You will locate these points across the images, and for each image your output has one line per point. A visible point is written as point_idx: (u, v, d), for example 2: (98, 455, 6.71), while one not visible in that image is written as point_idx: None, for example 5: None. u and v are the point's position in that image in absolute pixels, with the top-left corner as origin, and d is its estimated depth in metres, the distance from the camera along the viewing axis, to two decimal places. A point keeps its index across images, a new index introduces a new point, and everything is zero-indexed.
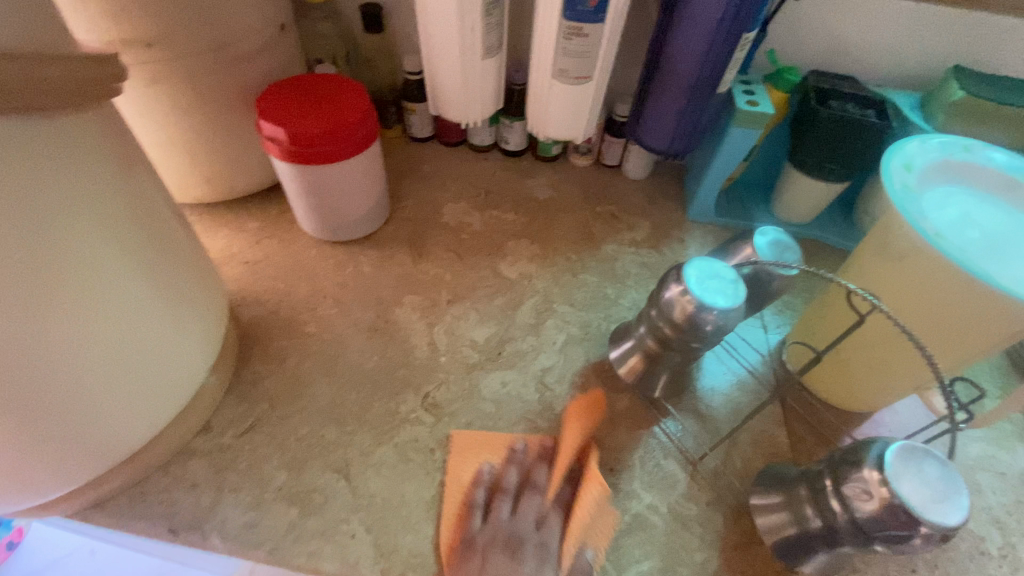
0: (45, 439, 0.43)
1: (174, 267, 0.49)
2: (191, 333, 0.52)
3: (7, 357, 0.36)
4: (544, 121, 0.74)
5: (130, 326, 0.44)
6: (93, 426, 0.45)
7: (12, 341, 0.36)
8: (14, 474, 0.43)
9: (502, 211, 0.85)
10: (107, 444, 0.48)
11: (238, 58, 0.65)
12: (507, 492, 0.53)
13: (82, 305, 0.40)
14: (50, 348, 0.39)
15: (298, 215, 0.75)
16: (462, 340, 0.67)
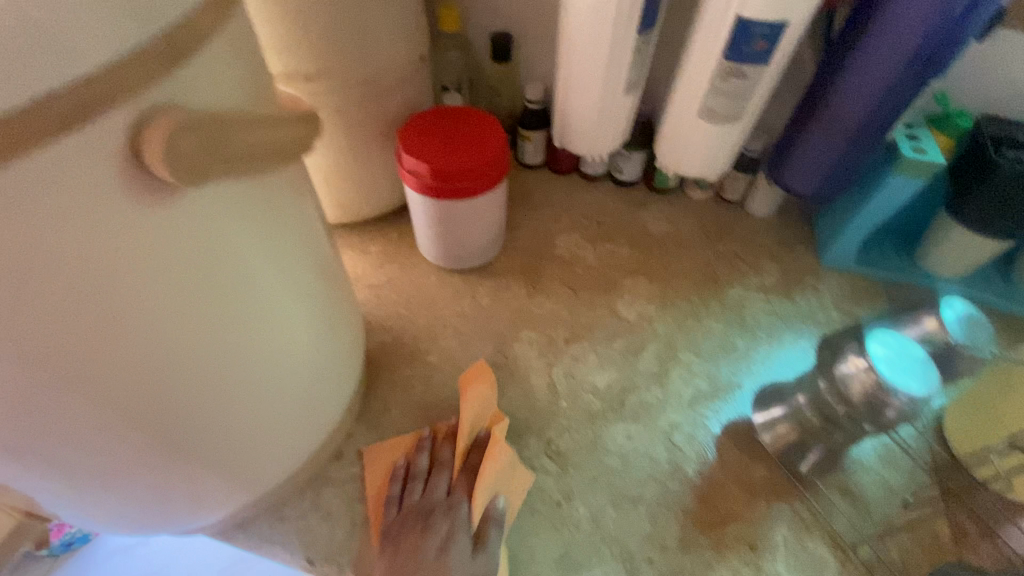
0: (216, 475, 0.44)
1: (336, 308, 0.50)
2: (339, 369, 0.53)
3: (203, 413, 0.38)
4: (678, 160, 0.71)
5: (300, 366, 0.45)
6: (258, 459, 0.47)
7: (205, 404, 0.37)
8: (192, 499, 0.46)
9: (618, 245, 0.82)
10: (262, 475, 0.49)
11: (383, 91, 0.66)
12: (418, 475, 0.55)
13: (268, 351, 0.40)
14: (235, 404, 0.40)
15: (423, 244, 0.76)
16: (583, 384, 0.65)
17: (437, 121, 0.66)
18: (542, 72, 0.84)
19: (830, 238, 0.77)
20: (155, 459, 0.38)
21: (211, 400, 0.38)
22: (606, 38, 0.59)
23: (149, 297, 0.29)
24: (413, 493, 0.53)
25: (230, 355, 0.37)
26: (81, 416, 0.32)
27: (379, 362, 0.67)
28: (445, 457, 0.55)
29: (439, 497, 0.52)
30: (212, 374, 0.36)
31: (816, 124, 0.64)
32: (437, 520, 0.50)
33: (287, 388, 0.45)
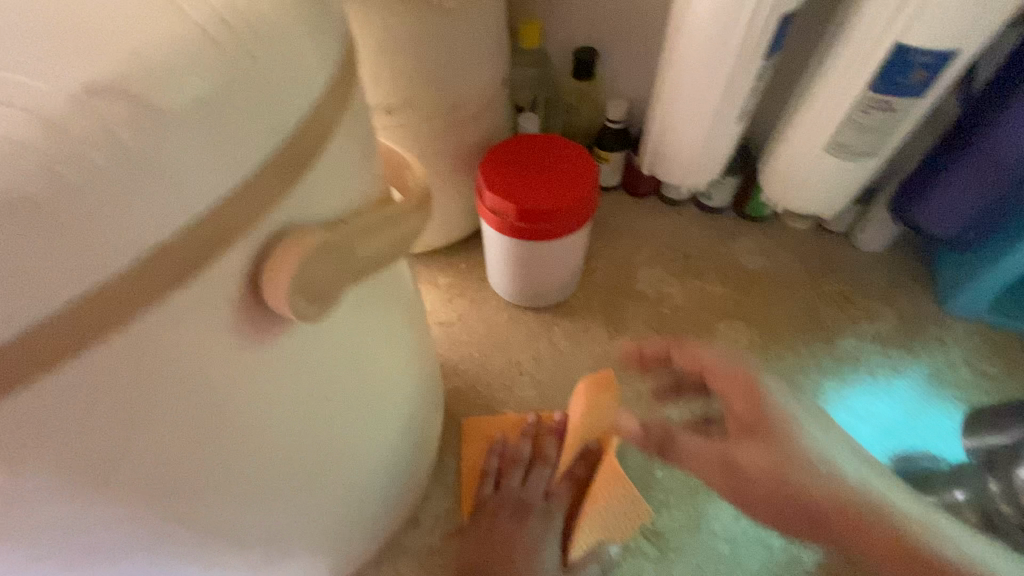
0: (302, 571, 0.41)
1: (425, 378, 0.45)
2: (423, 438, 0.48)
3: (303, 519, 0.35)
4: (788, 196, 0.63)
5: (383, 454, 0.40)
6: (343, 546, 0.43)
7: (306, 511, 0.35)
8: None
9: (708, 281, 0.74)
10: (344, 559, 0.46)
11: (463, 119, 0.60)
12: (519, 463, 0.56)
13: (348, 451, 0.35)
14: (331, 503, 0.37)
15: (496, 282, 0.70)
16: (680, 451, 0.58)
17: (521, 153, 0.60)
18: (626, 87, 0.77)
19: (956, 284, 0.68)
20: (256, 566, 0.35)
21: (314, 503, 0.35)
22: (723, 66, 0.52)
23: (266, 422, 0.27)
24: (512, 482, 0.55)
25: (313, 463, 0.32)
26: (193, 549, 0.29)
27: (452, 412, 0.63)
28: (550, 453, 0.56)
29: (540, 495, 0.55)
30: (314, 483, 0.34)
31: (960, 164, 0.55)
32: (537, 514, 0.54)
33: (369, 477, 0.41)
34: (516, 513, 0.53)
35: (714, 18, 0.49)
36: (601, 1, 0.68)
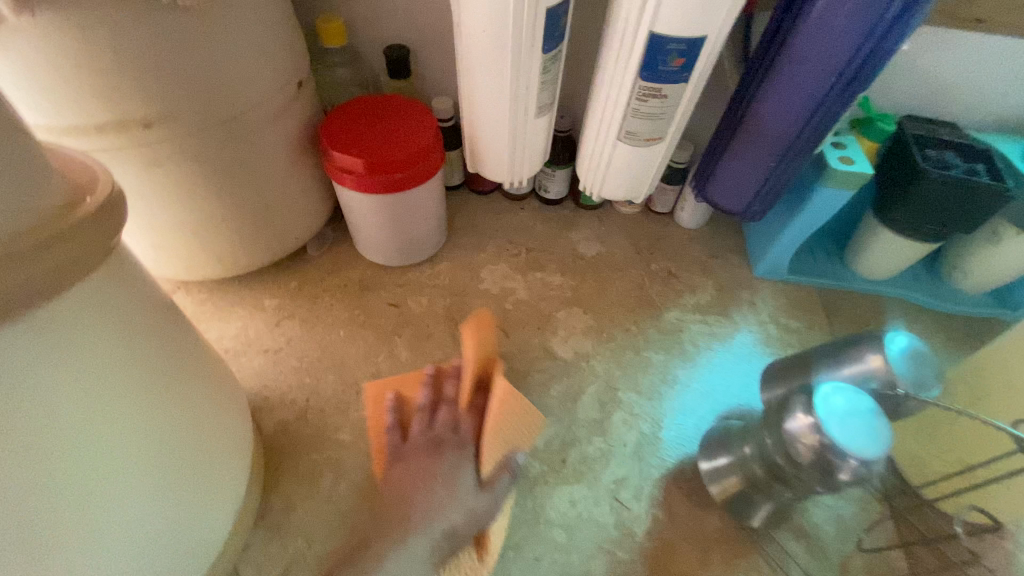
0: None
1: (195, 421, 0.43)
2: (217, 478, 0.46)
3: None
4: (600, 183, 0.64)
5: (93, 472, 0.34)
6: None
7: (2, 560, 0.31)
8: None
9: (548, 273, 0.75)
10: None
11: (251, 127, 0.56)
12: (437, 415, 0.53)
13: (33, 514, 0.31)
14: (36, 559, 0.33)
15: (357, 206, 0.67)
16: (519, 445, 0.58)
17: (374, 114, 0.64)
18: (448, 88, 0.76)
19: (762, 247, 0.75)
20: None
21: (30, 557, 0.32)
22: (506, 55, 0.51)
23: None
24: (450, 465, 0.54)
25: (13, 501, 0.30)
26: None
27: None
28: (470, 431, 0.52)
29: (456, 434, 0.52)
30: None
31: (741, 137, 0.59)
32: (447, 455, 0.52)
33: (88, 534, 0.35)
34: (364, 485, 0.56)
35: (484, 7, 0.48)
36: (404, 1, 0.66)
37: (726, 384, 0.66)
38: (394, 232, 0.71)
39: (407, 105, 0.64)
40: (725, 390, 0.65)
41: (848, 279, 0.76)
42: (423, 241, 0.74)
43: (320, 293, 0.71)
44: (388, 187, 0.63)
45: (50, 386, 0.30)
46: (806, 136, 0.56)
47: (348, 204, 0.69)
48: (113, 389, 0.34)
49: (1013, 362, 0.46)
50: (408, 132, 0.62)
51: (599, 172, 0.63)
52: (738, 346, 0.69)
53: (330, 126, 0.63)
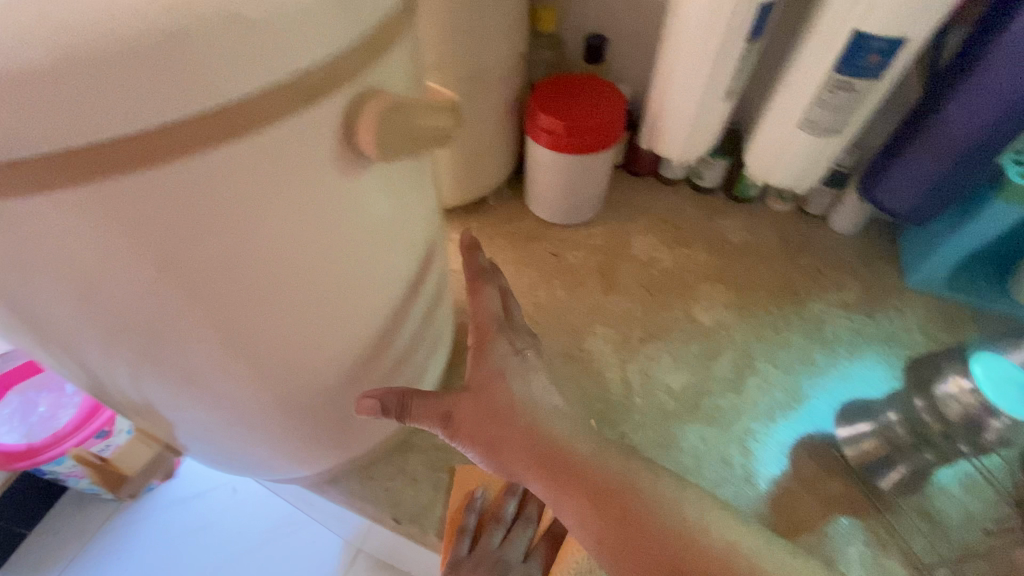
0: (303, 415, 0.45)
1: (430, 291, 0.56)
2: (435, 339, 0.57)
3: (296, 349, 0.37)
4: (768, 169, 0.71)
5: (390, 315, 0.44)
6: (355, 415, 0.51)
7: (304, 338, 0.37)
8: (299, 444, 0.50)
9: (696, 250, 0.82)
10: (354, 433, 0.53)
11: (483, 85, 0.69)
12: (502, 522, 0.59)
13: (334, 305, 0.36)
14: (320, 348, 0.39)
15: (542, 164, 0.79)
16: (657, 384, 0.66)
17: (575, 87, 0.75)
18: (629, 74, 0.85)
19: (919, 258, 0.76)
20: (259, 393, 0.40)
21: (320, 345, 0.39)
22: (713, 41, 0.60)
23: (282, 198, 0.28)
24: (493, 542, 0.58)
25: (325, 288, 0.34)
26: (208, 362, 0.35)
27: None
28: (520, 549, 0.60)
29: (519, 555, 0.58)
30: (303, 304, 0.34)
31: (921, 142, 0.63)
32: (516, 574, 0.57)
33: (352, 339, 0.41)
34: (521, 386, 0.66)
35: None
36: None
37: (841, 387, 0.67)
38: (563, 188, 0.81)
39: (604, 82, 0.75)
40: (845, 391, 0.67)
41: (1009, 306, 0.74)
42: (588, 205, 0.84)
43: (495, 236, 0.84)
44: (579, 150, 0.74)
45: (378, 195, 0.34)
46: (990, 145, 0.59)
47: (532, 162, 0.81)
48: (413, 245, 0.42)
49: None
50: (601, 105, 0.73)
51: (768, 158, 0.70)
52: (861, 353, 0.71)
53: (537, 93, 0.75)
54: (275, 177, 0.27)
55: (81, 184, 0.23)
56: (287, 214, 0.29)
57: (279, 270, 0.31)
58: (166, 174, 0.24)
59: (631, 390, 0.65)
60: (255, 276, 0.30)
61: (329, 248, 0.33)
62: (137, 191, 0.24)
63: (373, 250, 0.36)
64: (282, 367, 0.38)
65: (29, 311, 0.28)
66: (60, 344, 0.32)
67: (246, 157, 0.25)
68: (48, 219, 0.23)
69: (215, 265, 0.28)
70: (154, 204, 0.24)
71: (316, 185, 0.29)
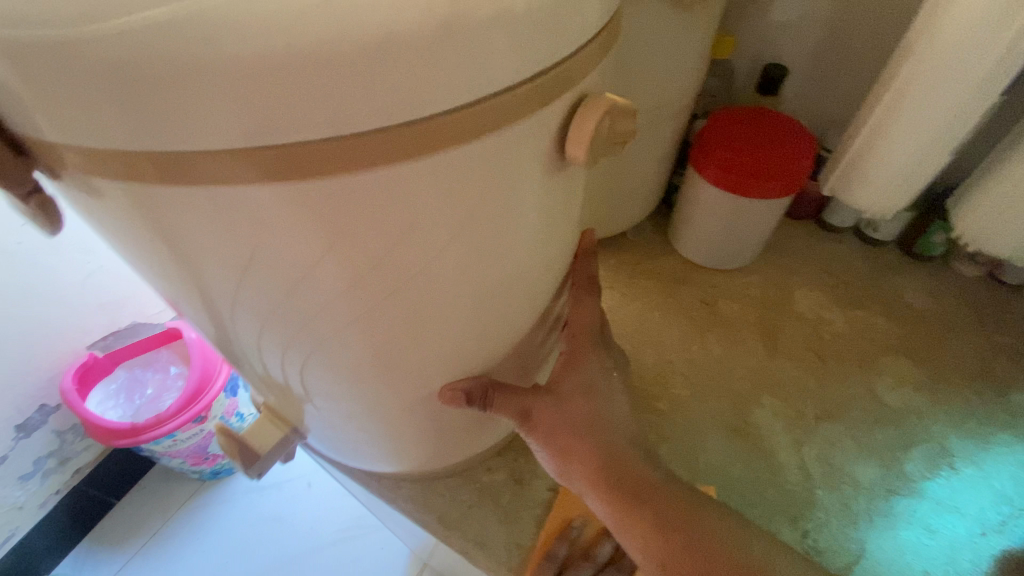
0: (409, 413, 0.46)
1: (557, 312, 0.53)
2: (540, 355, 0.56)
3: (413, 343, 0.37)
4: (986, 237, 0.61)
5: (513, 325, 0.44)
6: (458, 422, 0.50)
7: (422, 334, 0.37)
8: (401, 445, 0.50)
9: (869, 312, 0.72)
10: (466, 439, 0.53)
11: (660, 118, 0.63)
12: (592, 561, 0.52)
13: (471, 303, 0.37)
14: (436, 347, 0.39)
15: (702, 204, 0.72)
16: (841, 475, 0.58)
17: (755, 127, 0.68)
18: (804, 109, 0.76)
19: None
20: (373, 387, 0.40)
21: (437, 346, 0.39)
22: (962, 90, 0.53)
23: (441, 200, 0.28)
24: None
25: (463, 289, 0.35)
26: (338, 348, 0.35)
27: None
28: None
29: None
30: (430, 302, 0.34)
31: None
32: None
33: (473, 341, 0.41)
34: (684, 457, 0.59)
35: (967, 46, 0.50)
36: (806, 21, 0.69)
37: None
38: (723, 231, 0.73)
39: (791, 126, 0.68)
40: None
41: None
42: (745, 250, 0.75)
43: (636, 275, 0.77)
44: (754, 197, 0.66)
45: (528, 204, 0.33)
46: None
47: (689, 200, 0.74)
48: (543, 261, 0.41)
49: None
50: (792, 153, 0.65)
51: (988, 225, 0.61)
52: None
53: (712, 129, 0.68)
54: (465, 190, 0.28)
55: (294, 184, 0.24)
56: (465, 224, 0.30)
57: (440, 274, 0.32)
58: (320, 178, 0.24)
59: (809, 476, 0.57)
60: (422, 278, 0.32)
61: (485, 255, 0.33)
62: (344, 195, 0.25)
63: (520, 262, 0.37)
64: (400, 362, 0.39)
65: (209, 285, 0.31)
66: (232, 324, 0.34)
67: (438, 165, 0.26)
68: (260, 208, 0.25)
69: (395, 265, 0.30)
70: (353, 208, 0.26)
71: (477, 190, 0.29)
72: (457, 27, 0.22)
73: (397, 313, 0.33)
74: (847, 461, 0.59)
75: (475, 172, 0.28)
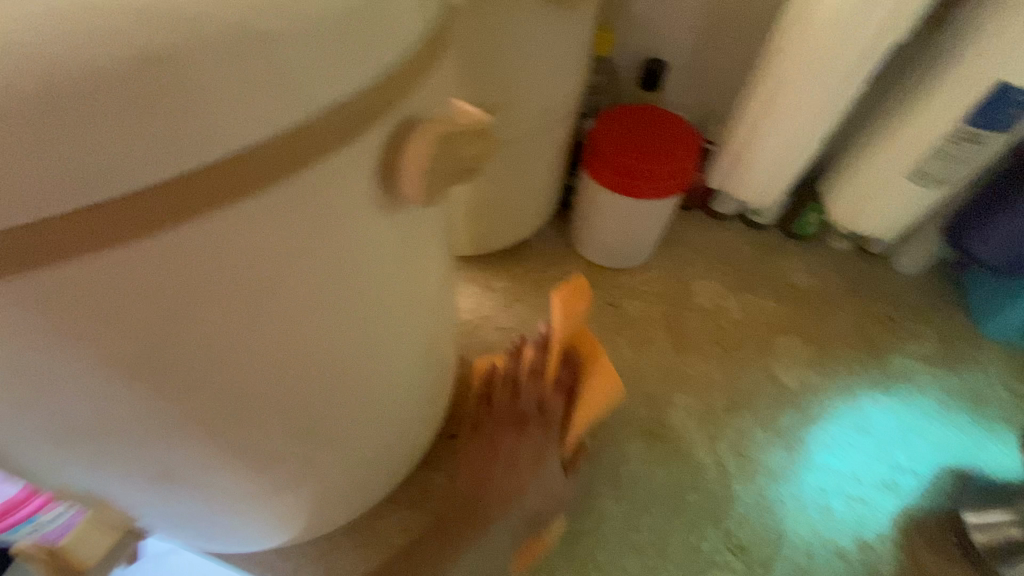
0: (286, 487, 0.39)
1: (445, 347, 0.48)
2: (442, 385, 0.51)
3: (266, 421, 0.31)
4: (854, 219, 0.65)
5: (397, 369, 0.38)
6: (353, 477, 0.44)
7: (276, 408, 0.30)
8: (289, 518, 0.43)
9: (761, 296, 0.75)
10: (365, 488, 0.48)
11: (548, 124, 0.59)
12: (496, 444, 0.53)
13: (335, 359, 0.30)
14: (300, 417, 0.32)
15: (600, 207, 0.70)
16: (754, 464, 0.59)
17: (642, 122, 0.66)
18: (686, 103, 0.76)
19: (995, 308, 0.72)
20: (227, 476, 0.33)
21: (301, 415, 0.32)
22: (827, 83, 0.54)
23: (254, 258, 0.22)
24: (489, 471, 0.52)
25: (319, 352, 0.29)
26: (162, 445, 0.28)
27: (451, 408, 0.62)
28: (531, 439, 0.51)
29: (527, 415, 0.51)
30: (273, 375, 0.28)
31: None
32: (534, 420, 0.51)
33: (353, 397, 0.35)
34: (607, 474, 0.57)
35: (827, 39, 0.51)
36: (680, 15, 0.68)
37: (925, 442, 0.63)
38: (622, 232, 0.72)
39: (676, 119, 0.67)
40: (932, 450, 0.62)
41: None
42: (646, 248, 0.75)
43: (543, 283, 0.75)
44: (647, 195, 0.65)
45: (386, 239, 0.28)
46: None
47: (587, 203, 0.72)
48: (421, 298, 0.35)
49: None
50: (681, 150, 0.64)
51: (855, 207, 0.64)
52: (933, 398, 0.67)
53: (601, 128, 0.66)
54: (267, 254, 0.23)
55: (1, 282, 0.18)
56: (285, 296, 0.25)
57: (264, 350, 0.26)
58: (63, 264, 0.18)
59: (725, 470, 0.58)
60: (245, 364, 0.26)
61: (331, 315, 0.28)
62: (92, 287, 0.19)
63: (382, 324, 0.32)
64: (258, 443, 0.32)
65: None
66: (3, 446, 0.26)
67: (234, 223, 0.21)
68: None
69: (203, 353, 0.24)
70: (127, 283, 0.20)
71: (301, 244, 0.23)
72: (180, 54, 0.16)
73: (221, 405, 0.27)
74: (755, 447, 0.60)
75: (279, 238, 0.22)
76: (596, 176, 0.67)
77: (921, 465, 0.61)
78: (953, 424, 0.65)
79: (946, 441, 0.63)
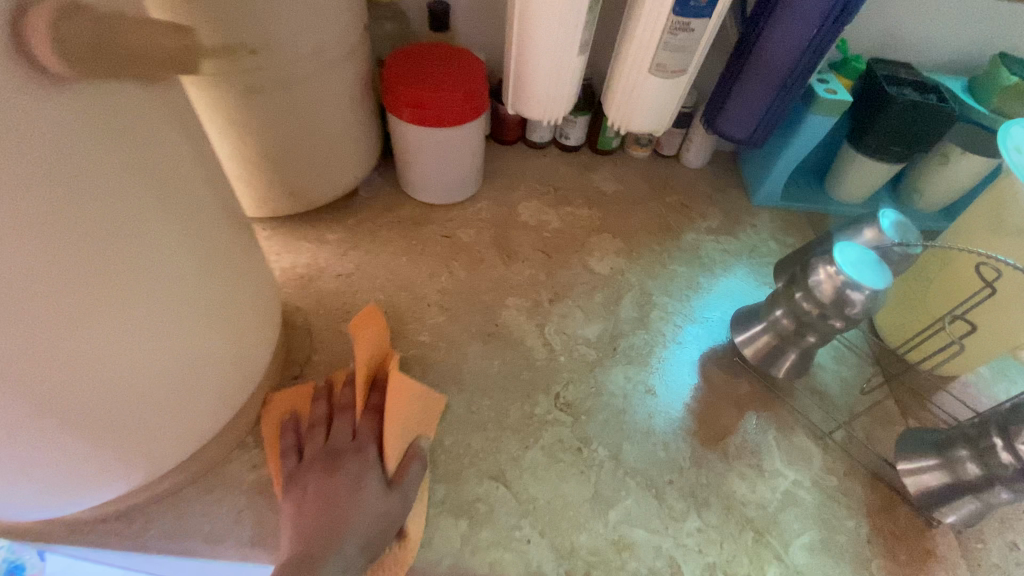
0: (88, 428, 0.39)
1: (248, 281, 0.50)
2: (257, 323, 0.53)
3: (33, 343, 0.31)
4: (628, 118, 0.75)
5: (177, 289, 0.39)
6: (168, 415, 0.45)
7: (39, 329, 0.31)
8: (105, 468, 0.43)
9: (576, 207, 0.84)
10: (191, 429, 0.48)
11: (331, 65, 0.62)
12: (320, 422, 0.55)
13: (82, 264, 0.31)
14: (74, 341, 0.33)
15: (411, 144, 0.74)
16: (575, 338, 0.68)
17: (429, 57, 0.71)
18: (479, 43, 0.83)
19: (758, 179, 0.87)
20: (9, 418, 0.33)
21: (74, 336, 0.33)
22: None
23: None
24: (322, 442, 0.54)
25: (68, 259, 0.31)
26: None
27: (292, 354, 0.63)
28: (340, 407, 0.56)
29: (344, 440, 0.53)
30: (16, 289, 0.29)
31: (749, 70, 0.70)
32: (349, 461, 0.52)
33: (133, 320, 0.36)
34: (447, 374, 0.63)
35: None
36: None
37: (711, 294, 0.75)
38: (439, 167, 0.77)
39: (460, 51, 0.72)
40: (716, 298, 0.75)
41: (829, 205, 0.89)
42: (468, 179, 0.81)
43: (377, 229, 0.77)
44: (443, 123, 0.70)
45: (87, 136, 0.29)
46: (801, 70, 0.68)
47: (400, 144, 0.76)
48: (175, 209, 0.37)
49: (977, 234, 0.58)
50: (465, 76, 0.69)
51: (626, 107, 0.74)
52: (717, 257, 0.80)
53: (392, 68, 0.70)
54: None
55: None
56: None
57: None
58: None
59: (552, 348, 0.66)
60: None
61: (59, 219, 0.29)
62: None
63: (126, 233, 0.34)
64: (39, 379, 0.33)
65: None
66: None
67: None
68: None
69: None
70: None
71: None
72: None
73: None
74: (578, 327, 0.69)
75: None
76: (396, 113, 0.71)
77: (707, 310, 0.73)
78: (734, 275, 0.78)
79: (727, 290, 0.76)
